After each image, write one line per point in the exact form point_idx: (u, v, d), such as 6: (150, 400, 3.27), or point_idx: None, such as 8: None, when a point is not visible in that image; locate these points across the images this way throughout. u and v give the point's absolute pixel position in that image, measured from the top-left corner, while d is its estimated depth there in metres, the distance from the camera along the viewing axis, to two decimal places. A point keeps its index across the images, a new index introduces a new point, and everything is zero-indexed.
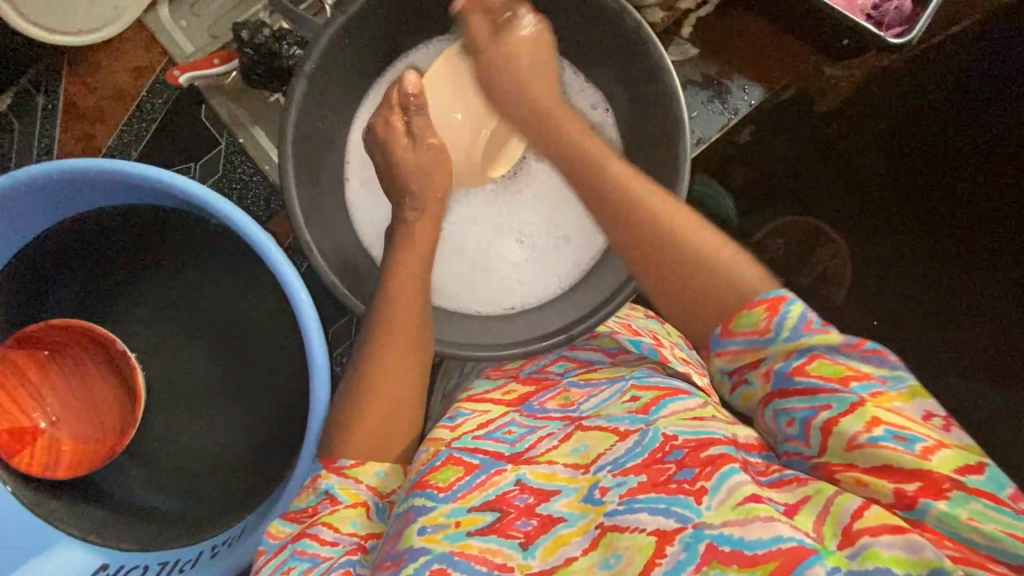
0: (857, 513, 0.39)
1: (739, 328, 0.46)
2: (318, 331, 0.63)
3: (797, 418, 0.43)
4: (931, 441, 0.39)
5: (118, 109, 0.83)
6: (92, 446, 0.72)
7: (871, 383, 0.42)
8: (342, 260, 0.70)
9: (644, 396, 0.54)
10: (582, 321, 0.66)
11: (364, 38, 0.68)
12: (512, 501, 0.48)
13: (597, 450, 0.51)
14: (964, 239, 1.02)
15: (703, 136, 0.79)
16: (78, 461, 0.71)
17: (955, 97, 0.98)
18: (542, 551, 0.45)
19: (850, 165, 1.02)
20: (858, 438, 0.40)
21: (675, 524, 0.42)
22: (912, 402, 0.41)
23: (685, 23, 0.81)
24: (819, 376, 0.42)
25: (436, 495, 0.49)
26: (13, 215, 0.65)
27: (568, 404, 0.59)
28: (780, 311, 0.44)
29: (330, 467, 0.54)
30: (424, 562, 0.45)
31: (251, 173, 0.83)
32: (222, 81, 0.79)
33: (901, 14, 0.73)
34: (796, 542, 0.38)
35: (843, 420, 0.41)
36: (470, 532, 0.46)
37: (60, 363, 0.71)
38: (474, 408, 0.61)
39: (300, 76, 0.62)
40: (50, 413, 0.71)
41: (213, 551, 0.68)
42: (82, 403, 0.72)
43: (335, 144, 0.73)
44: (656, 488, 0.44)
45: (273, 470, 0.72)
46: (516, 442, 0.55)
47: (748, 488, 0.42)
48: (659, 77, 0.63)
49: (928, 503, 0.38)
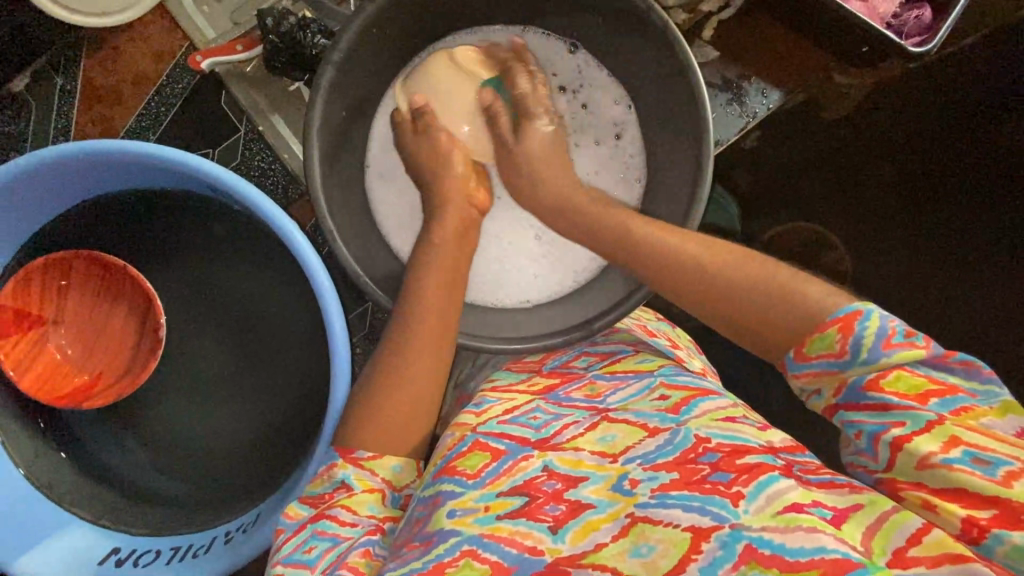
0: (914, 539, 0.39)
1: (813, 351, 0.44)
2: (341, 327, 0.63)
3: (866, 432, 0.42)
4: (1018, 466, 0.38)
5: (137, 93, 0.83)
6: (69, 377, 0.72)
7: (956, 400, 0.40)
8: (366, 253, 0.70)
9: (675, 396, 0.56)
10: (601, 316, 0.67)
11: (392, 31, 0.68)
12: (539, 487, 0.49)
13: (626, 441, 0.52)
14: (969, 245, 1.04)
15: (723, 137, 0.80)
16: (44, 382, 0.70)
17: (956, 110, 1.01)
18: (571, 536, 0.46)
19: (862, 172, 1.03)
20: (931, 459, 0.40)
21: (711, 522, 0.42)
22: (1003, 419, 0.39)
23: (706, 26, 0.81)
24: (896, 393, 0.41)
25: (464, 482, 0.50)
26: (35, 195, 0.65)
27: (594, 395, 0.60)
28: (856, 330, 0.42)
29: (346, 457, 0.55)
30: (454, 542, 0.46)
31: (270, 161, 0.83)
32: (243, 69, 0.79)
33: (921, 24, 0.74)
34: (841, 555, 0.38)
35: (917, 438, 0.40)
36: (499, 516, 0.47)
37: (98, 296, 0.72)
38: (500, 395, 0.62)
39: (327, 65, 0.62)
40: (63, 321, 0.72)
41: (228, 537, 0.67)
42: (91, 333, 0.73)
43: (359, 134, 0.74)
44: (690, 487, 0.45)
45: (289, 456, 0.72)
46: (541, 427, 0.56)
47: (790, 496, 0.42)
48: (685, 76, 0.63)
49: (1000, 534, 0.37)
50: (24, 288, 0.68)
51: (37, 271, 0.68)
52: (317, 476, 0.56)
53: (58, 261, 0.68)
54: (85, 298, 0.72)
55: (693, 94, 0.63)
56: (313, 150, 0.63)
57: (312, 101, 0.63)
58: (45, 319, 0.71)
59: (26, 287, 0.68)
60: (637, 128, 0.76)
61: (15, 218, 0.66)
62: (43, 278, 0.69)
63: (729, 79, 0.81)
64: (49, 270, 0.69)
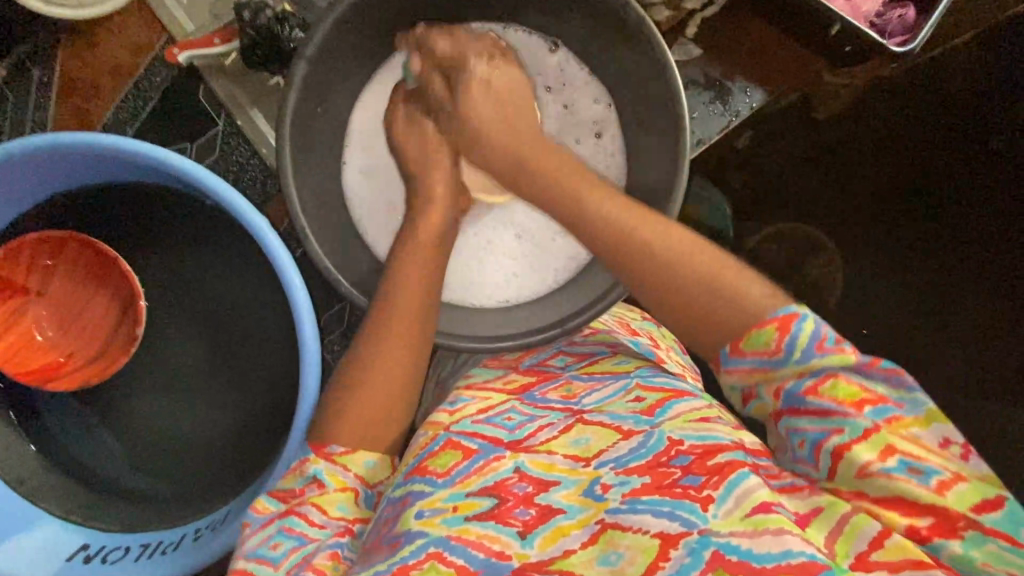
0: (877, 543, 0.40)
1: (750, 347, 0.45)
2: (313, 325, 0.62)
3: (809, 440, 0.43)
4: (948, 475, 0.39)
5: (115, 86, 0.82)
6: (40, 351, 0.72)
7: (886, 407, 0.41)
8: (341, 251, 0.70)
9: (649, 398, 0.55)
10: (579, 314, 0.66)
11: (368, 25, 0.67)
12: (510, 489, 0.49)
13: (599, 445, 0.51)
14: (963, 249, 1.03)
15: (704, 136, 0.79)
16: (15, 353, 0.71)
17: (947, 112, 0.99)
18: (540, 541, 0.46)
19: (850, 176, 1.03)
20: (869, 467, 0.41)
21: (680, 529, 0.42)
22: (929, 428, 0.41)
23: (689, 23, 0.80)
24: (833, 399, 0.42)
25: (435, 481, 0.50)
26: (8, 191, 0.65)
27: (570, 396, 0.60)
28: (792, 329, 0.44)
29: (319, 452, 0.54)
30: (421, 544, 0.46)
31: (248, 157, 0.83)
32: (222, 62, 0.78)
33: (905, 23, 0.73)
34: (808, 558, 0.38)
35: (855, 447, 0.41)
36: (468, 517, 0.47)
37: (85, 280, 0.72)
38: (475, 394, 0.60)
39: (299, 59, 0.62)
40: (46, 292, 0.72)
41: (196, 534, 0.66)
42: (72, 311, 0.73)
43: (336, 129, 0.73)
44: (661, 491, 0.45)
45: (262, 454, 0.72)
46: (515, 429, 0.55)
47: (759, 495, 0.42)
48: (662, 73, 0.63)
49: (942, 542, 0.39)
50: (14, 259, 0.68)
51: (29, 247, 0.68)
52: (290, 471, 0.55)
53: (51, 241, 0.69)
54: (71, 277, 0.72)
55: (669, 93, 0.63)
56: (284, 149, 0.62)
57: (284, 96, 0.62)
58: (28, 288, 0.71)
59: (15, 258, 0.68)
60: (617, 126, 0.75)
61: None
62: (33, 253, 0.69)
63: (711, 78, 0.80)
64: (41, 246, 0.69)
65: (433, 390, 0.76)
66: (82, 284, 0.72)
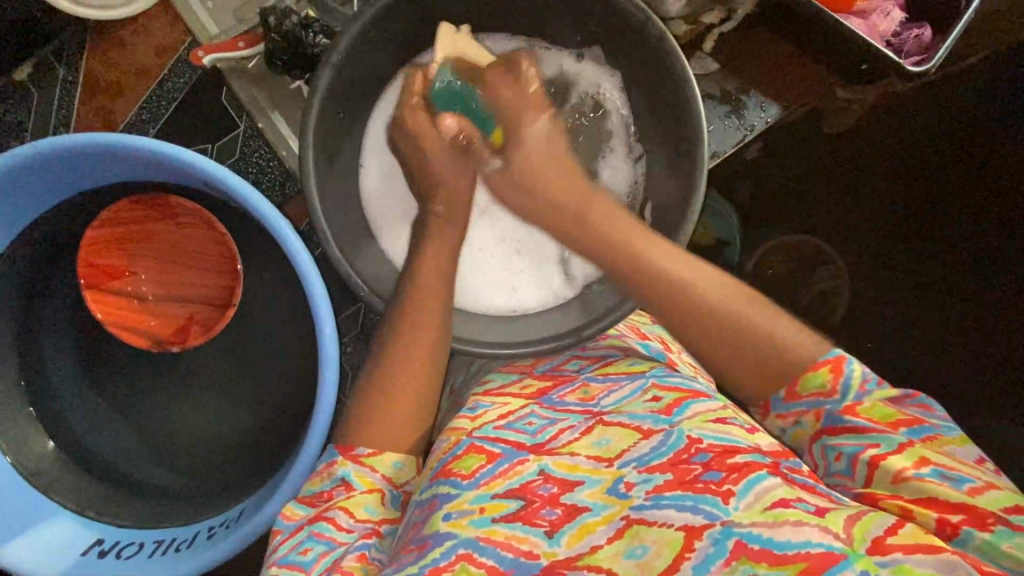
0: (892, 529, 0.40)
1: (805, 391, 0.49)
2: (331, 328, 0.63)
3: (844, 454, 0.46)
4: (980, 483, 0.42)
5: (139, 86, 0.83)
6: (116, 254, 0.70)
7: (922, 430, 0.45)
8: (362, 253, 0.70)
9: (666, 397, 0.55)
10: (594, 322, 0.66)
11: (392, 34, 0.69)
12: (535, 490, 0.49)
13: (620, 445, 0.51)
14: (978, 263, 1.04)
15: (719, 148, 0.80)
16: (100, 242, 0.69)
17: (961, 127, 1.01)
18: (567, 539, 0.46)
19: (866, 188, 1.03)
20: (904, 472, 0.43)
21: (703, 521, 0.42)
22: (964, 447, 0.45)
23: (707, 37, 0.81)
24: (869, 419, 0.46)
25: (460, 483, 0.49)
26: (109, 163, 0.65)
27: (588, 398, 0.59)
28: (845, 372, 0.48)
29: (347, 454, 0.54)
30: (450, 546, 0.46)
31: (268, 158, 0.84)
32: (245, 65, 0.79)
33: (921, 43, 0.74)
34: (825, 548, 0.39)
35: (890, 457, 0.44)
36: (495, 518, 0.47)
37: (195, 270, 0.73)
38: (494, 400, 0.61)
39: (326, 66, 0.63)
40: (170, 240, 0.71)
41: (210, 532, 0.67)
42: (164, 268, 0.72)
43: (358, 132, 0.74)
44: (683, 487, 0.45)
45: (278, 452, 0.74)
46: (536, 433, 0.55)
47: (778, 491, 0.43)
48: (679, 86, 0.64)
49: (970, 532, 0.40)
50: (191, 217, 0.71)
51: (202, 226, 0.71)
52: (316, 473, 0.55)
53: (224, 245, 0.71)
54: (189, 257, 0.72)
55: (686, 102, 0.64)
56: (308, 155, 0.63)
57: (310, 101, 0.63)
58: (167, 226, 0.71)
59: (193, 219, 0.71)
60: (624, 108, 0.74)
61: (87, 171, 0.66)
62: (201, 230, 0.71)
63: (728, 92, 0.81)
64: (206, 232, 0.71)
65: (449, 398, 0.75)
66: (189, 267, 0.72)
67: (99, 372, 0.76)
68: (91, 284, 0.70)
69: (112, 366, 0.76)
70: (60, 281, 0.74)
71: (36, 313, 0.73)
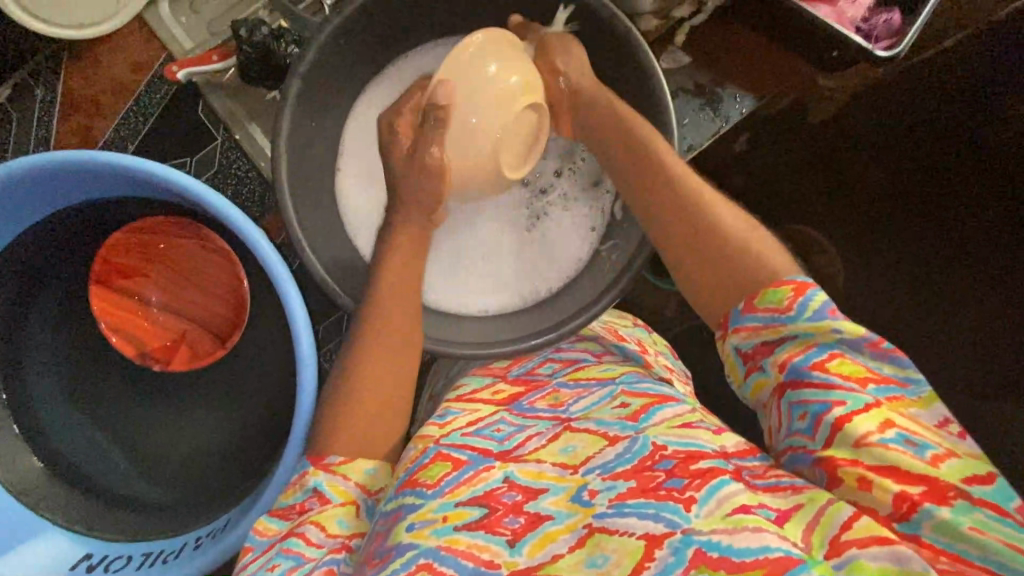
0: (846, 525, 0.40)
1: (763, 304, 0.47)
2: (309, 336, 0.64)
3: (810, 412, 0.44)
4: (941, 450, 0.41)
5: (116, 103, 0.84)
6: (135, 257, 0.73)
7: (888, 387, 0.44)
8: (338, 262, 0.71)
9: (633, 403, 0.55)
10: (575, 316, 0.67)
11: (361, 41, 0.69)
12: (499, 498, 0.49)
13: (586, 452, 0.51)
14: (960, 254, 1.03)
15: (695, 142, 0.80)
16: (121, 245, 0.72)
17: (941, 116, 0.99)
18: (528, 548, 0.46)
19: (848, 177, 1.03)
20: (868, 438, 0.42)
21: (664, 529, 0.42)
22: (928, 408, 0.43)
23: (678, 31, 0.81)
24: (837, 373, 0.44)
25: (425, 492, 0.50)
26: (118, 180, 0.66)
27: (557, 404, 0.60)
28: (806, 294, 0.46)
29: (318, 464, 0.54)
30: (412, 556, 0.46)
31: (246, 169, 0.84)
32: (220, 78, 0.80)
33: (890, 28, 0.74)
34: (784, 552, 0.39)
35: (855, 419, 0.43)
36: (457, 527, 0.47)
37: (201, 298, 0.75)
38: (464, 408, 0.61)
39: (294, 78, 0.64)
40: (185, 261, 0.74)
41: (197, 543, 0.67)
42: (173, 284, 0.74)
43: (331, 141, 0.74)
44: (645, 495, 0.45)
45: (263, 462, 0.74)
46: (504, 440, 0.55)
47: (739, 499, 0.43)
48: (642, 69, 0.64)
49: (928, 509, 0.40)
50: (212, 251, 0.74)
51: (218, 261, 0.74)
52: (289, 485, 0.55)
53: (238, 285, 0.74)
54: (199, 283, 0.75)
55: (654, 95, 0.65)
56: (280, 166, 0.64)
57: (280, 112, 0.64)
58: (186, 250, 0.73)
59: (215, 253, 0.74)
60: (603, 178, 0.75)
61: (98, 184, 0.67)
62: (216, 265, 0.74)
63: (701, 85, 0.81)
64: (222, 268, 0.74)
65: (428, 403, 0.76)
66: (195, 292, 0.75)
67: (88, 388, 0.77)
68: (101, 276, 0.73)
69: (101, 382, 0.77)
70: (45, 299, 0.74)
71: (20, 333, 0.74)
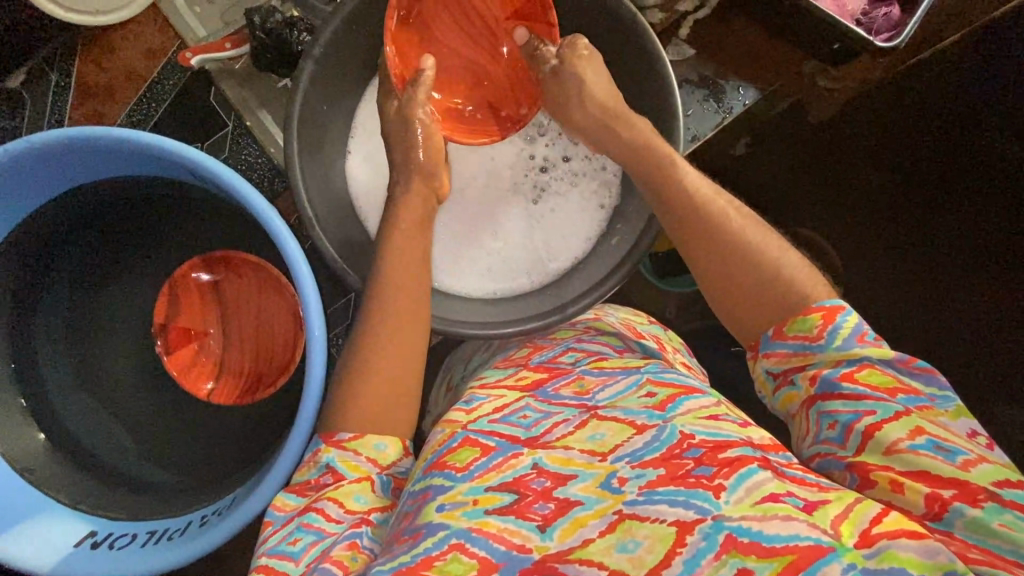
0: (876, 519, 0.41)
1: (793, 332, 0.49)
2: (318, 308, 0.64)
3: (840, 421, 0.46)
4: (972, 456, 0.42)
5: (128, 90, 0.85)
6: (240, 269, 0.79)
7: (919, 398, 0.45)
8: (351, 245, 0.71)
9: (660, 393, 0.55)
10: (578, 301, 0.68)
11: (372, 28, 0.70)
12: (528, 484, 0.49)
13: (614, 440, 0.51)
14: (977, 242, 1.04)
15: (699, 132, 0.81)
16: (240, 260, 0.79)
17: (945, 112, 1.01)
18: (559, 533, 0.46)
19: (850, 174, 1.04)
20: (898, 444, 0.44)
21: (695, 516, 0.43)
22: (957, 420, 0.44)
23: (682, 25, 0.83)
24: (867, 384, 0.46)
25: (454, 475, 0.50)
26: (170, 168, 0.68)
27: (583, 392, 0.60)
28: (836, 321, 0.48)
29: (330, 441, 0.54)
30: (443, 536, 0.46)
31: (257, 155, 0.86)
32: (232, 66, 0.81)
33: (890, 21, 0.76)
34: (814, 541, 0.40)
35: (885, 426, 0.45)
36: (488, 510, 0.47)
37: (245, 337, 0.80)
38: (489, 393, 0.62)
39: (307, 59, 0.65)
40: (268, 308, 0.80)
41: (203, 520, 0.67)
42: (250, 306, 0.80)
43: (343, 127, 0.75)
44: (675, 482, 0.45)
45: (273, 443, 0.75)
46: (531, 426, 0.55)
47: (767, 487, 0.43)
48: (654, 65, 0.66)
49: (960, 508, 0.41)
50: (284, 327, 0.80)
51: (281, 335, 0.80)
52: (304, 463, 0.56)
53: (277, 370, 0.79)
54: (254, 328, 0.80)
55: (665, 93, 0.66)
56: (292, 147, 0.64)
57: (294, 95, 0.65)
58: (276, 303, 0.80)
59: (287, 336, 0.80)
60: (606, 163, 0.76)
61: (160, 169, 0.69)
62: (276, 332, 0.80)
63: (706, 77, 0.83)
64: (276, 343, 0.80)
65: (448, 395, 0.77)
66: (249, 328, 0.80)
67: (98, 369, 0.78)
68: (208, 258, 0.79)
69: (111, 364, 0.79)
70: (56, 279, 0.75)
71: (30, 311, 0.74)
